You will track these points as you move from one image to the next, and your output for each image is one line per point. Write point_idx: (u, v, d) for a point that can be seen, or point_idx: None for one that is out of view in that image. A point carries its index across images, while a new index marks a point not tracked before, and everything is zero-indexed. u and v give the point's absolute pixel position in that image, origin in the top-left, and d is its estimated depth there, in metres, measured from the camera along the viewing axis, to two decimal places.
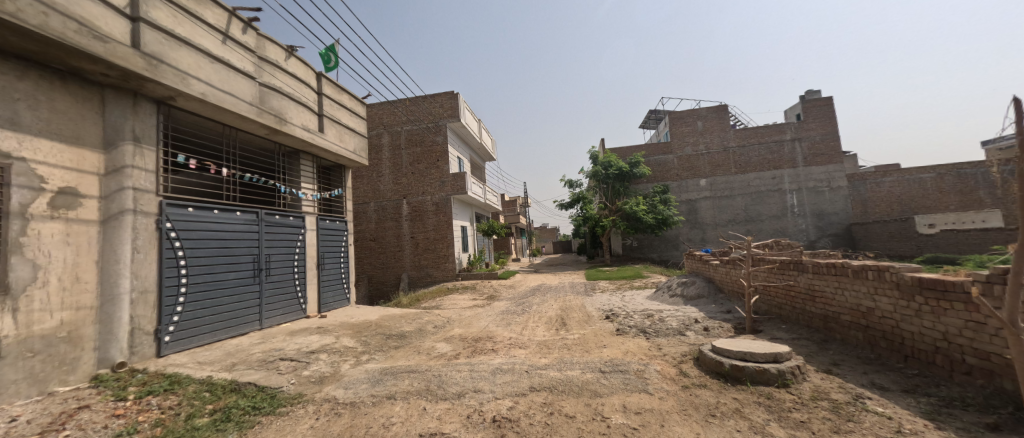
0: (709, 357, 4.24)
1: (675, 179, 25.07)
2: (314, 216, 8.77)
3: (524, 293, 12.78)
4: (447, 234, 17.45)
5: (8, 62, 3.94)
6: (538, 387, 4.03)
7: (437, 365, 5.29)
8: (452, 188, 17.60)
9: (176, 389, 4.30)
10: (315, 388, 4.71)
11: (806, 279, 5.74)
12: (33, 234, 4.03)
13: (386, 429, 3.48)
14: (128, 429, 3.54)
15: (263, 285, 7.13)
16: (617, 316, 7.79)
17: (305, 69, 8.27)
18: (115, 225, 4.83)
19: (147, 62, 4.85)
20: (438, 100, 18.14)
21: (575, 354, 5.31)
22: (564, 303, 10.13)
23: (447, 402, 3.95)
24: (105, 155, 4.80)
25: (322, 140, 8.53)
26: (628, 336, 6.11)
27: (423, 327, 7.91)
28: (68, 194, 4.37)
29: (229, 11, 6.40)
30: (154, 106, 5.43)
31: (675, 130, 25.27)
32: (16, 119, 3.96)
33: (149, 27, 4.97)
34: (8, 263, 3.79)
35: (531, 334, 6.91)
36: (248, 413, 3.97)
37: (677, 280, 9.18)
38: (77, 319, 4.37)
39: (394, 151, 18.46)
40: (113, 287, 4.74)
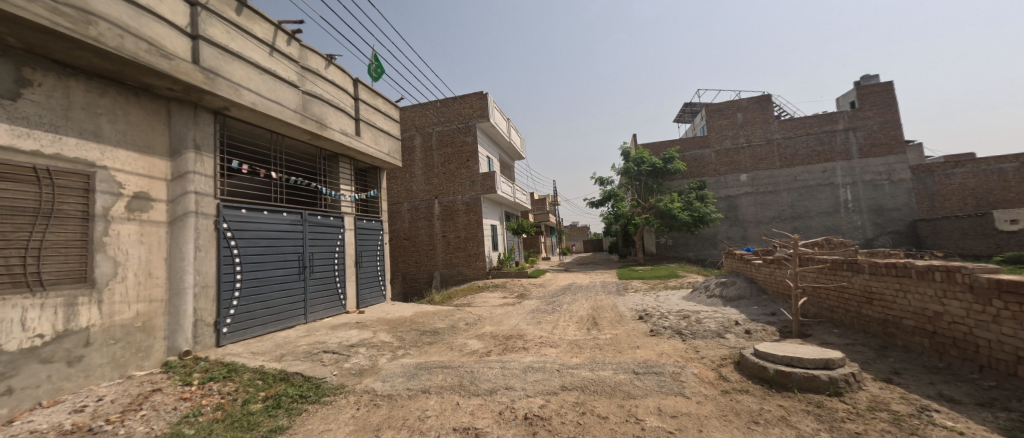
0: (751, 361, 4.06)
1: (713, 175, 24.00)
2: (352, 216, 9.17)
3: (555, 292, 12.72)
4: (478, 233, 17.70)
5: (92, 81, 4.43)
6: (570, 386, 4.02)
7: (470, 362, 5.40)
8: (482, 188, 17.82)
9: (233, 376, 4.68)
10: (355, 380, 4.95)
11: (861, 280, 5.34)
12: (114, 234, 4.51)
13: (421, 422, 3.61)
14: (194, 411, 3.90)
15: (307, 281, 7.56)
16: (650, 316, 7.60)
17: (343, 76, 8.66)
18: (180, 225, 5.30)
19: (205, 75, 5.28)
20: (468, 101, 18.40)
21: (607, 354, 5.23)
22: (595, 303, 10.00)
23: (479, 398, 4.03)
24: (171, 162, 5.27)
25: (359, 143, 8.91)
26: (662, 337, 5.96)
27: (455, 324, 8.09)
28: (142, 198, 4.84)
29: (276, 25, 6.83)
30: (212, 116, 5.91)
31: (713, 123, 24.19)
32: (99, 132, 4.45)
33: (207, 43, 5.41)
34: (93, 260, 4.28)
35: (561, 333, 6.87)
36: (296, 401, 4.25)
37: (716, 280, 8.80)
38: (150, 310, 4.85)
39: (426, 152, 18.93)
40: (179, 282, 5.20)
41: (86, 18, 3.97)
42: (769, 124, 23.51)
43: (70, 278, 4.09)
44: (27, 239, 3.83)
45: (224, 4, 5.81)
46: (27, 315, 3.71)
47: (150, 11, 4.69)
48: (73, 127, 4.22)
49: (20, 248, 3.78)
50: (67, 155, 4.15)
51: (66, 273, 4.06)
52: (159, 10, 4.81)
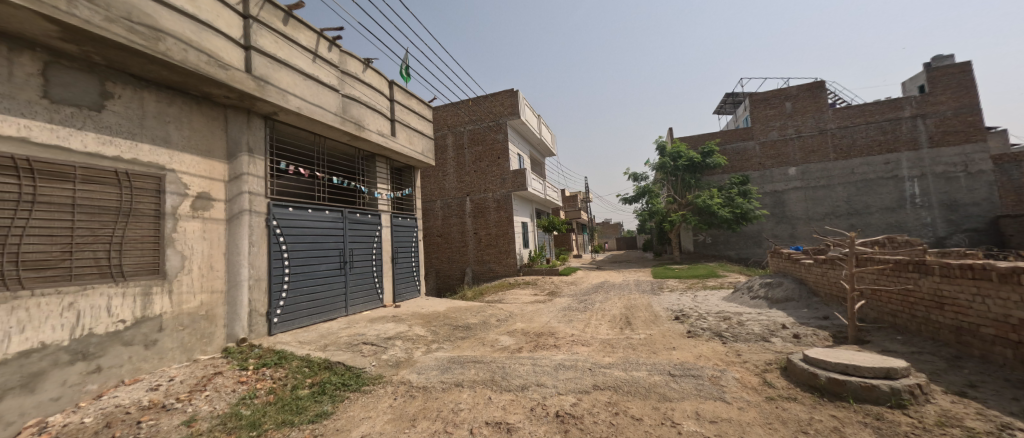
0: (800, 367, 3.83)
1: (757, 169, 22.72)
2: (388, 214, 9.51)
3: (587, 290, 12.58)
4: (508, 230, 17.82)
5: (162, 92, 4.89)
6: (602, 386, 3.99)
7: (501, 357, 5.48)
8: (513, 185, 17.89)
9: (283, 363, 5.03)
10: (393, 371, 5.17)
11: (930, 283, 4.89)
12: (181, 231, 4.97)
13: (454, 414, 3.72)
14: (250, 393, 4.25)
15: (348, 275, 7.94)
16: (688, 317, 7.35)
17: (380, 79, 8.99)
18: (236, 223, 5.73)
19: (256, 83, 5.67)
20: (499, 98, 18.49)
21: (641, 355, 5.13)
22: (629, 302, 9.79)
23: (511, 393, 4.09)
24: (228, 164, 5.71)
25: (395, 143, 9.22)
26: (700, 339, 5.75)
27: (487, 320, 8.22)
28: (204, 198, 5.29)
29: (318, 33, 7.19)
30: (262, 121, 6.33)
31: (758, 114, 22.87)
32: (167, 138, 4.91)
33: (258, 53, 5.79)
34: (164, 254, 4.74)
35: (594, 332, 6.80)
36: (339, 388, 4.51)
37: (760, 282, 8.34)
38: (212, 300, 5.30)
39: (458, 150, 19.26)
40: (235, 275, 5.64)
41: (156, 35, 4.38)
42: (822, 113, 21.89)
43: (146, 270, 4.55)
44: (111, 235, 4.30)
45: (272, 15, 6.20)
46: (111, 302, 4.20)
47: (209, 26, 5.09)
48: (147, 135, 4.68)
49: (106, 243, 4.25)
50: (142, 159, 4.60)
51: (142, 265, 4.51)
52: (216, 24, 5.22)
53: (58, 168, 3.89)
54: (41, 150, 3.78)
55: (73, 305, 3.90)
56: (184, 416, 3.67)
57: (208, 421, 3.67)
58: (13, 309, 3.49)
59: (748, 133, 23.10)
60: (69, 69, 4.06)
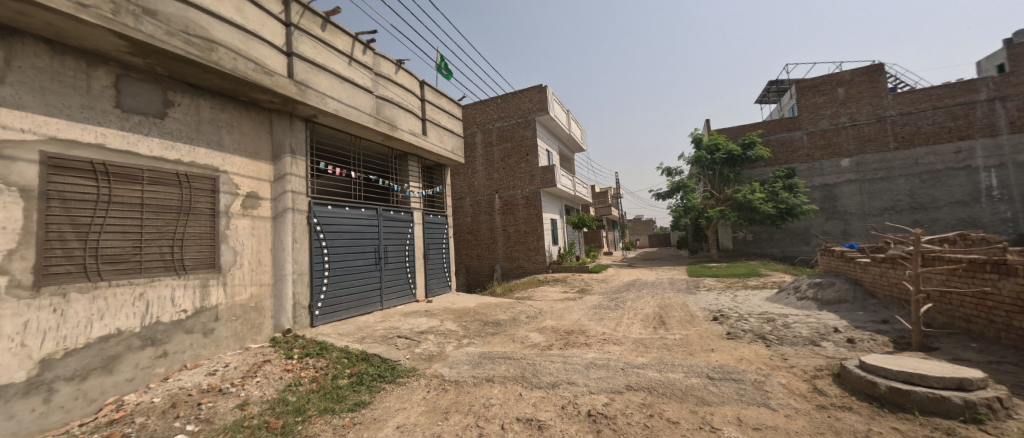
0: (856, 375, 3.55)
1: (805, 160, 21.33)
2: (420, 211, 9.73)
3: (618, 288, 12.34)
4: (537, 227, 17.77)
5: (215, 99, 5.25)
6: (635, 386, 3.90)
7: (532, 354, 5.49)
8: (542, 182, 17.80)
9: (324, 353, 5.29)
10: (425, 364, 5.31)
11: (1013, 286, 4.39)
12: (233, 228, 5.34)
13: (486, 409, 3.76)
14: (296, 381, 4.51)
15: (382, 271, 8.21)
16: (727, 318, 7.02)
17: (411, 79, 9.19)
18: (281, 221, 6.05)
19: (297, 88, 5.96)
20: (528, 95, 18.42)
21: (676, 356, 4.96)
22: (663, 301, 9.50)
23: (542, 390, 4.08)
24: (274, 165, 6.06)
25: (426, 142, 9.40)
26: (741, 341, 5.48)
27: (517, 316, 8.25)
28: (253, 197, 5.65)
29: (353, 37, 7.44)
30: (303, 123, 6.65)
31: (806, 102, 21.44)
32: (220, 142, 5.26)
33: (298, 59, 6.09)
34: (219, 249, 5.12)
35: (626, 331, 6.65)
36: (376, 379, 4.69)
37: (808, 282, 7.81)
38: (260, 293, 5.66)
39: (487, 148, 19.41)
40: (281, 269, 5.97)
41: (209, 46, 4.70)
42: (881, 99, 20.21)
43: (204, 264, 4.92)
44: (174, 231, 4.67)
45: (311, 22, 6.48)
46: (175, 293, 4.58)
47: (256, 35, 5.41)
48: (203, 139, 5.05)
49: (170, 239, 4.62)
50: (199, 162, 4.96)
51: (200, 260, 4.88)
52: (262, 33, 5.53)
53: (129, 170, 4.27)
54: (114, 155, 4.16)
55: (143, 295, 4.29)
56: (238, 400, 3.96)
57: (259, 405, 3.94)
58: (94, 298, 3.90)
59: (795, 123, 21.71)
60: (137, 80, 4.45)
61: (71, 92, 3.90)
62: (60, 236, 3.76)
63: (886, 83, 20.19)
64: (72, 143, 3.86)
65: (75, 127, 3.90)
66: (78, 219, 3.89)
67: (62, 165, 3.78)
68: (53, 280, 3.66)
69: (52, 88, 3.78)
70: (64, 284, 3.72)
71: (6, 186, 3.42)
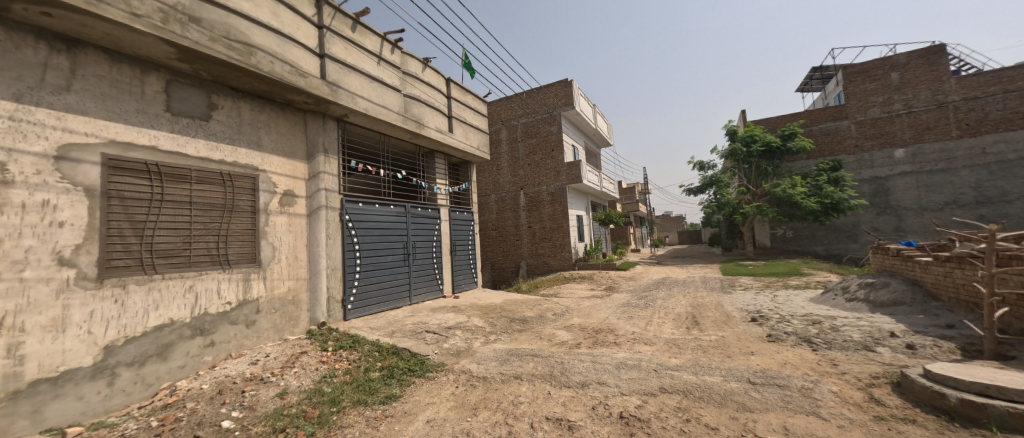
0: (920, 385, 3.26)
1: (852, 152, 19.98)
2: (446, 208, 9.82)
3: (647, 286, 12.03)
4: (563, 223, 17.58)
5: (255, 101, 5.49)
6: (670, 389, 3.77)
7: (560, 352, 5.42)
8: (568, 178, 17.59)
9: (357, 346, 5.45)
10: (454, 360, 5.36)
11: None
12: (272, 225, 5.57)
13: (514, 406, 3.74)
14: (330, 372, 4.68)
15: (411, 266, 8.36)
16: (766, 319, 6.66)
17: (438, 77, 9.27)
18: (316, 217, 6.26)
19: (330, 88, 6.13)
20: (554, 90, 18.24)
21: (713, 358, 4.75)
22: (695, 300, 9.15)
23: (571, 390, 4.01)
24: (308, 164, 6.27)
25: (452, 139, 9.46)
26: (784, 345, 5.18)
27: (543, 314, 8.20)
28: (289, 195, 5.88)
29: (382, 36, 7.57)
30: (335, 123, 6.84)
31: (854, 89, 20.04)
32: (259, 142, 5.49)
33: (330, 60, 6.25)
34: (259, 245, 5.36)
35: (658, 331, 6.45)
36: (406, 373, 4.79)
37: (858, 282, 7.29)
38: (297, 287, 5.90)
39: (512, 144, 19.37)
40: (315, 264, 6.18)
41: (249, 50, 4.90)
42: (941, 83, 18.59)
43: (246, 258, 5.17)
44: (219, 228, 4.92)
45: (342, 23, 6.65)
46: (221, 286, 4.83)
47: (291, 38, 5.60)
48: (244, 140, 5.29)
49: (216, 235, 4.88)
50: (240, 161, 5.21)
51: (243, 255, 5.13)
52: (296, 36, 5.73)
53: (179, 170, 4.53)
54: (165, 155, 4.42)
55: (193, 287, 4.56)
56: (278, 388, 4.14)
57: (297, 395, 4.10)
58: (150, 289, 4.18)
59: (841, 112, 20.35)
60: (185, 85, 4.70)
61: (128, 98, 4.17)
62: (120, 232, 4.04)
63: (948, 66, 18.57)
64: (129, 145, 4.14)
65: (131, 130, 4.17)
66: (135, 216, 4.17)
67: (120, 166, 4.06)
68: (114, 273, 3.94)
69: (111, 95, 4.06)
70: (124, 276, 4.00)
71: (73, 186, 3.73)
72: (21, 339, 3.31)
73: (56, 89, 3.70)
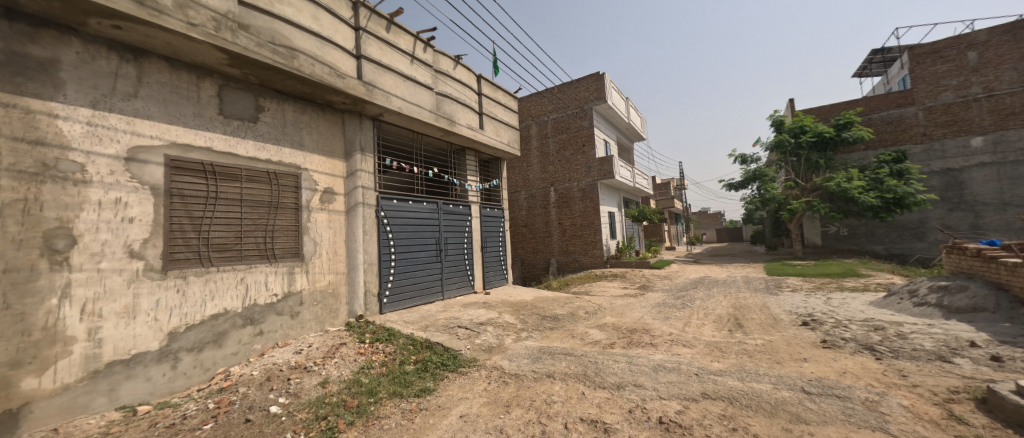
0: (1013, 404, 2.89)
1: (918, 141, 18.21)
2: (478, 204, 9.86)
3: (684, 286, 11.58)
4: (594, 220, 17.26)
5: (297, 103, 5.73)
6: (713, 395, 3.57)
7: (593, 352, 5.30)
8: (599, 173, 17.21)
9: (392, 339, 5.59)
10: (486, 355, 5.38)
11: None
12: (313, 221, 5.81)
13: (548, 406, 3.69)
14: (368, 364, 4.82)
15: (443, 262, 8.49)
16: (820, 324, 6.18)
17: (469, 74, 9.31)
18: (354, 214, 6.47)
19: (366, 88, 6.29)
20: (586, 84, 17.87)
21: (760, 364, 4.46)
22: (738, 301, 8.67)
23: (606, 391, 3.90)
24: (346, 162, 6.48)
25: (483, 136, 9.48)
26: (841, 352, 4.77)
27: (575, 312, 8.08)
28: (329, 192, 6.11)
29: (415, 36, 7.68)
30: (371, 122, 7.02)
31: (922, 71, 18.20)
32: (301, 142, 5.73)
33: (366, 60, 6.42)
34: (302, 240, 5.61)
35: (697, 333, 6.15)
36: (439, 367, 4.85)
37: (928, 285, 6.63)
38: (337, 280, 6.13)
39: (542, 140, 19.20)
40: (353, 259, 6.39)
41: (292, 53, 5.11)
42: None
43: (291, 253, 5.43)
44: (267, 224, 5.18)
45: (377, 24, 6.81)
46: (268, 278, 5.10)
47: (330, 41, 5.80)
48: (287, 139, 5.54)
49: (264, 231, 5.14)
50: (284, 161, 5.46)
51: (288, 250, 5.40)
52: (335, 39, 5.92)
53: (231, 170, 4.81)
54: (219, 156, 4.70)
55: (244, 280, 4.84)
56: (320, 377, 4.33)
57: (337, 384, 4.26)
58: (207, 280, 4.47)
59: (907, 97, 18.54)
60: (235, 89, 4.98)
61: (186, 102, 4.47)
62: (181, 228, 4.35)
63: None
64: (188, 146, 4.44)
65: (189, 133, 4.47)
66: (194, 213, 4.47)
67: (181, 166, 4.36)
68: (176, 265, 4.25)
69: (172, 99, 4.36)
70: (184, 269, 4.30)
71: (141, 184, 4.05)
72: (99, 324, 3.66)
73: (125, 96, 4.02)
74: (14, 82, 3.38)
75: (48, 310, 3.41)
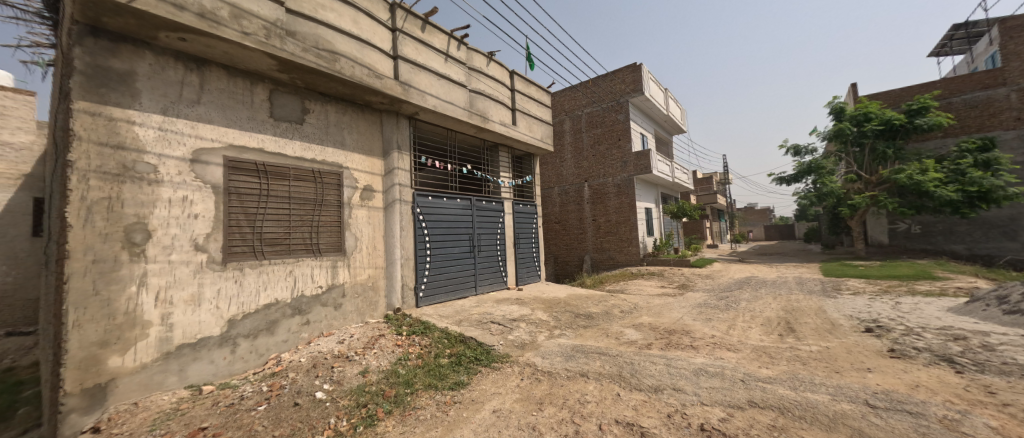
0: None
1: (1009, 127, 16.08)
2: (510, 201, 9.86)
3: (728, 286, 10.98)
4: (630, 217, 16.74)
5: (339, 104, 5.99)
6: (760, 403, 3.35)
7: (629, 352, 5.14)
8: (636, 168, 16.66)
9: (427, 332, 5.73)
10: (519, 352, 5.38)
11: None
12: (354, 218, 6.07)
13: (581, 405, 3.62)
14: (404, 356, 4.98)
15: (476, 258, 8.59)
16: (886, 331, 5.62)
17: (501, 70, 9.30)
18: (392, 210, 6.68)
19: (403, 88, 6.46)
20: (622, 76, 17.33)
21: (816, 372, 4.12)
22: (789, 304, 8.08)
23: (642, 393, 3.78)
24: (384, 160, 6.69)
25: (516, 132, 9.46)
26: (913, 363, 4.30)
27: (610, 310, 7.90)
28: (368, 190, 6.35)
29: (449, 34, 7.76)
30: (407, 121, 7.20)
31: (1014, 47, 16.02)
32: (342, 141, 5.98)
33: (403, 61, 6.58)
34: (344, 235, 5.87)
35: (744, 336, 5.80)
36: (473, 362, 4.92)
37: (1022, 291, 5.83)
38: (376, 274, 6.37)
39: (576, 135, 18.90)
40: (391, 254, 6.60)
41: (333, 57, 5.34)
42: None
43: (334, 247, 5.71)
44: (312, 220, 5.46)
45: (413, 25, 6.97)
46: (314, 272, 5.39)
47: (369, 43, 6.00)
48: (330, 139, 5.80)
49: (310, 226, 5.43)
50: (328, 160, 5.73)
51: (331, 244, 5.67)
52: (373, 40, 6.12)
53: (280, 169, 5.12)
54: (270, 156, 5.02)
55: (292, 273, 5.14)
56: (360, 367, 4.52)
57: (376, 374, 4.43)
58: (260, 273, 4.80)
59: (996, 77, 16.39)
60: (283, 93, 5.28)
61: (241, 107, 4.80)
62: (238, 224, 4.69)
63: None
64: (243, 148, 4.77)
65: (244, 135, 4.79)
66: (249, 210, 4.79)
67: (237, 166, 4.70)
68: (234, 258, 4.59)
69: (229, 105, 4.70)
70: (241, 261, 4.64)
71: (204, 184, 4.40)
72: (170, 310, 4.03)
73: (190, 103, 4.38)
74: (99, 93, 3.77)
75: (128, 296, 3.80)
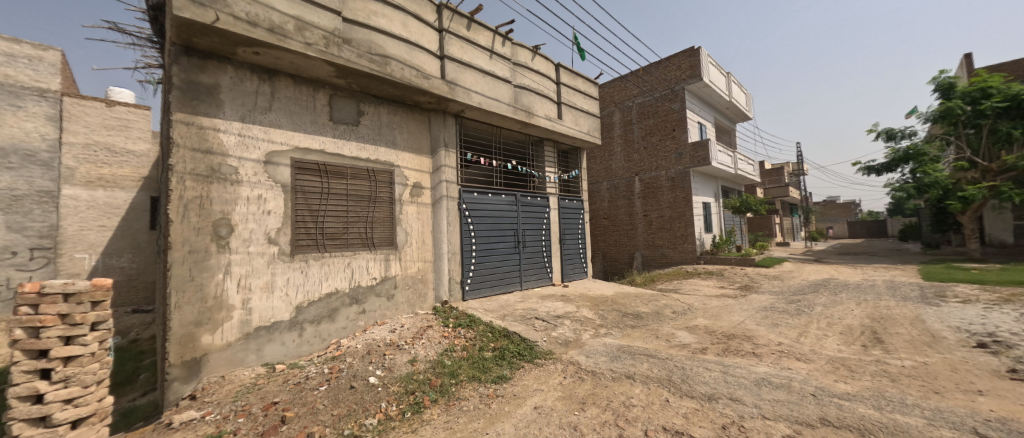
0: None
1: None
2: (556, 196, 9.72)
3: (799, 288, 9.90)
4: (686, 212, 15.74)
5: (390, 105, 6.27)
6: (835, 422, 2.97)
7: (680, 356, 4.83)
8: (692, 160, 15.62)
9: (473, 325, 5.85)
10: (562, 349, 5.30)
11: None
12: (405, 214, 6.35)
13: (626, 409, 3.47)
14: (450, 347, 5.13)
15: (521, 253, 8.60)
16: (1007, 347, 4.70)
17: (547, 64, 9.16)
18: (439, 206, 6.89)
19: (449, 87, 6.60)
20: (678, 62, 16.32)
21: (908, 391, 3.56)
22: (876, 311, 7.07)
23: (694, 401, 3.52)
24: (432, 158, 6.90)
25: (562, 126, 9.28)
26: None
27: (661, 310, 7.51)
28: (417, 187, 6.60)
29: (494, 30, 7.79)
30: (453, 119, 7.36)
31: None
32: (394, 141, 6.27)
33: (449, 60, 6.73)
34: (396, 230, 6.17)
35: (817, 345, 5.19)
36: (516, 357, 4.94)
37: None
38: (425, 267, 6.62)
39: (626, 127, 18.10)
40: (439, 248, 6.81)
41: (385, 60, 5.59)
42: None
43: (386, 242, 6.03)
44: (367, 216, 5.80)
45: (459, 24, 7.09)
46: (369, 264, 5.73)
47: (417, 45, 6.20)
48: (382, 139, 6.10)
49: (365, 222, 5.77)
50: (381, 159, 6.04)
51: (384, 239, 5.99)
52: (421, 42, 6.32)
53: (338, 168, 5.49)
54: (330, 157, 5.40)
55: (349, 265, 5.50)
56: (409, 356, 4.72)
57: (424, 363, 4.62)
58: (322, 264, 5.20)
59: None
60: (341, 97, 5.64)
61: (306, 112, 5.23)
62: (303, 220, 5.11)
63: None
64: (307, 149, 5.18)
65: (308, 137, 5.21)
66: (312, 206, 5.21)
67: (302, 166, 5.12)
68: (300, 251, 5.02)
69: (296, 110, 5.14)
70: (306, 254, 5.06)
71: (275, 183, 4.86)
72: (249, 296, 4.52)
73: (263, 110, 4.85)
74: (191, 104, 4.29)
75: (216, 282, 4.31)
